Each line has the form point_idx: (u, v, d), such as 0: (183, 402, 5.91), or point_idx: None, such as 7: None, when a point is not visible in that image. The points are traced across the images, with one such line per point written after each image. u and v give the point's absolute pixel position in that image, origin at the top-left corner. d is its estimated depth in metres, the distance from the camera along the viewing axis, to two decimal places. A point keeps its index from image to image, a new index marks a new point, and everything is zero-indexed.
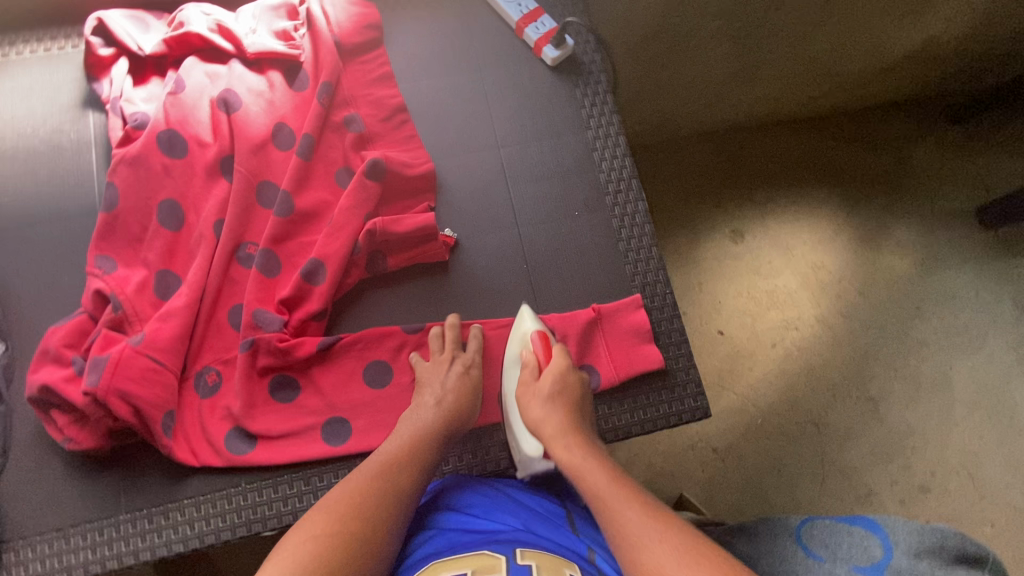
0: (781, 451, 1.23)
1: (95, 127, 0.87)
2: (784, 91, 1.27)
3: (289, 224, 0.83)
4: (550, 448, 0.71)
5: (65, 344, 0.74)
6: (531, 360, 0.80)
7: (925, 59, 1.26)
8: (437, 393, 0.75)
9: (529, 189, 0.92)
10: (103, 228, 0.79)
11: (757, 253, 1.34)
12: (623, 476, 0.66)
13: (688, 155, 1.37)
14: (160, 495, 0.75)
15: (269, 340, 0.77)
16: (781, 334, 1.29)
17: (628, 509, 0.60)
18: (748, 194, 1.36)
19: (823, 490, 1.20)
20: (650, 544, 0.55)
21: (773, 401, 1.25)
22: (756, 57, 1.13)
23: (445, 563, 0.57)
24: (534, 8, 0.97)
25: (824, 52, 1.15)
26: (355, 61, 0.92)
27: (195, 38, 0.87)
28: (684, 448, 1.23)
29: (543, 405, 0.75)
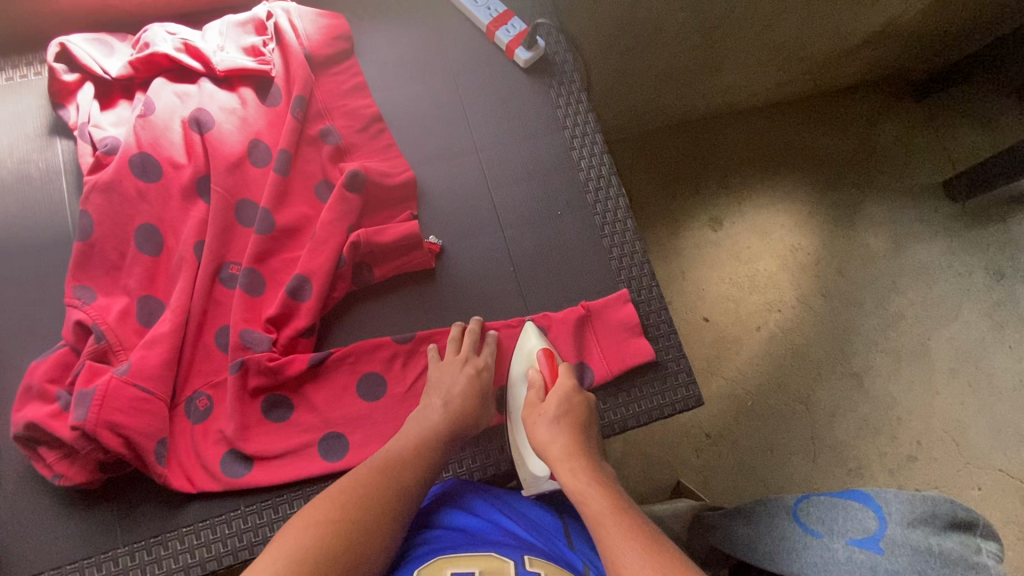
0: (773, 432, 1.25)
1: (64, 154, 0.85)
2: (753, 78, 1.29)
3: (271, 241, 0.82)
4: (555, 470, 0.70)
5: (49, 379, 0.72)
6: (538, 379, 0.80)
7: (885, 39, 1.29)
8: (449, 394, 0.75)
9: (510, 191, 0.92)
10: (80, 258, 0.77)
11: (737, 239, 1.36)
12: (626, 506, 0.63)
13: (664, 146, 1.39)
14: (158, 524, 0.74)
15: (259, 360, 0.77)
16: (765, 317, 1.31)
17: (625, 540, 0.57)
18: (725, 181, 1.39)
19: (816, 467, 1.23)
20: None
21: (762, 384, 1.28)
22: (724, 46, 1.15)
23: (454, 558, 0.58)
24: (503, 11, 0.97)
25: (789, 37, 1.17)
26: (327, 73, 0.92)
27: (162, 59, 0.86)
28: (679, 436, 1.24)
29: (548, 427, 0.73)
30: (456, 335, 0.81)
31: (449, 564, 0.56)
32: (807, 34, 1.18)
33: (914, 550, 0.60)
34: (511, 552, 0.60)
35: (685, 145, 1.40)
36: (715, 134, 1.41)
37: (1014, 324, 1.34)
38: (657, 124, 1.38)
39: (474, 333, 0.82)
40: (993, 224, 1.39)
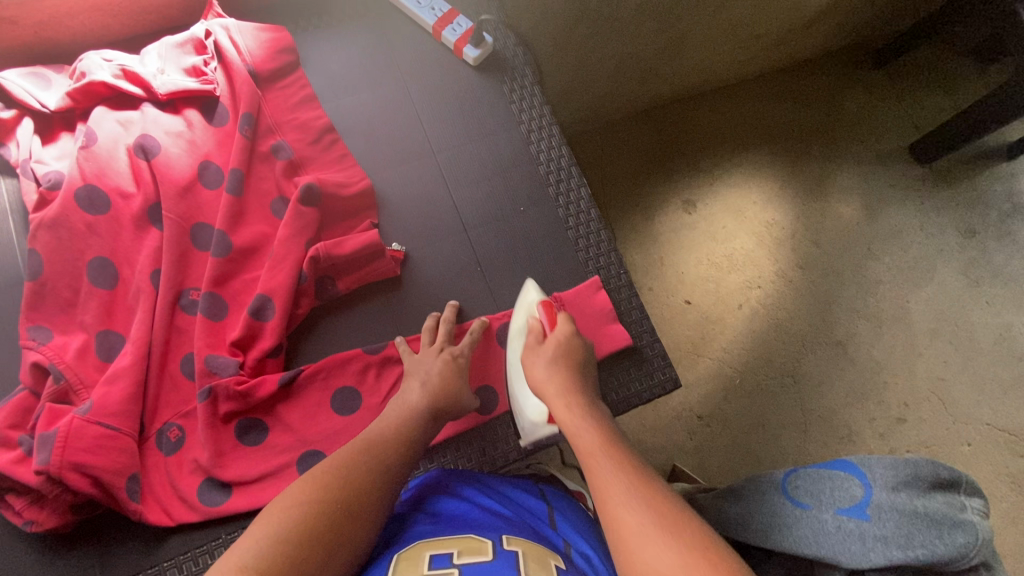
0: (763, 408, 1.26)
1: (8, 192, 0.83)
2: (712, 59, 1.30)
3: (229, 263, 0.80)
4: (551, 407, 0.72)
5: (10, 426, 0.70)
6: (536, 326, 0.80)
7: (840, 9, 1.29)
8: (427, 378, 0.74)
9: (472, 191, 0.91)
10: (32, 298, 0.75)
11: (711, 219, 1.36)
12: (617, 441, 0.65)
13: (629, 134, 1.40)
14: (138, 562, 0.72)
15: (227, 385, 0.75)
16: (746, 295, 1.32)
17: (616, 474, 0.59)
18: (694, 164, 1.39)
19: (807, 438, 1.24)
20: (629, 505, 0.55)
21: (747, 360, 1.28)
22: (681, 30, 1.14)
23: (433, 543, 0.57)
24: (448, 10, 0.96)
25: (747, 17, 1.18)
26: (274, 88, 0.90)
27: (100, 86, 0.83)
28: (669, 420, 1.25)
29: (545, 367, 0.75)
30: (433, 324, 0.82)
31: (429, 547, 0.57)
32: (765, 13, 1.19)
33: (901, 513, 0.60)
34: (491, 533, 0.60)
35: (650, 132, 1.40)
36: (678, 119, 1.41)
37: (989, 279, 1.35)
38: (621, 114, 1.38)
39: (449, 320, 0.82)
40: (961, 182, 1.41)
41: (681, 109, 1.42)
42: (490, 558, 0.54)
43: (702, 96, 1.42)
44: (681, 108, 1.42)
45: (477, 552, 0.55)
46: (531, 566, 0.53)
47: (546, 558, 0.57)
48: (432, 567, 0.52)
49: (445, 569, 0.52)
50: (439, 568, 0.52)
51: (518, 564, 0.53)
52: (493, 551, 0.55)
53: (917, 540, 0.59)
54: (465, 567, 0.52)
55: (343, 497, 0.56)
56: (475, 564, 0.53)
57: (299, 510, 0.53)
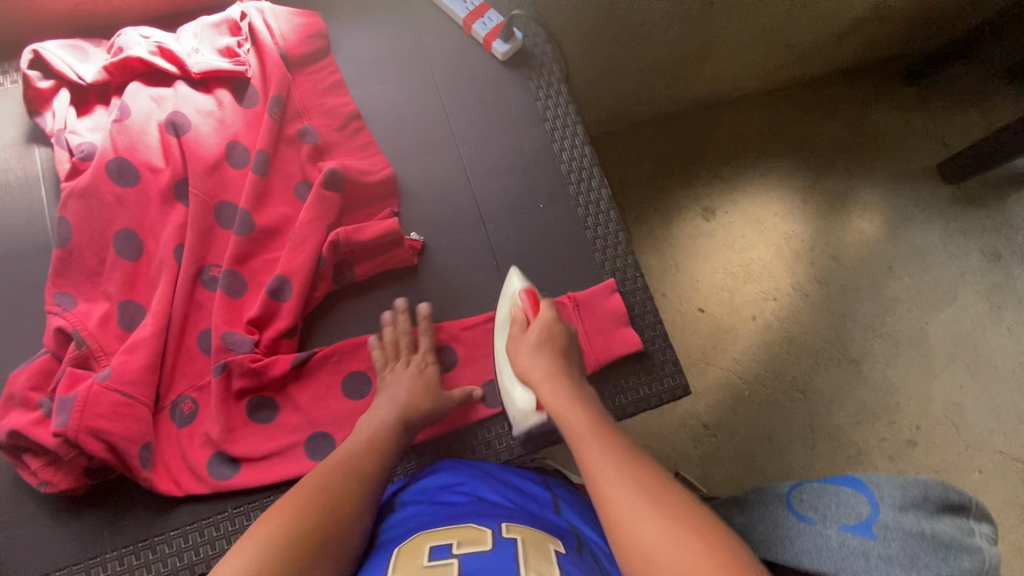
0: (770, 420, 1.25)
1: (42, 161, 0.85)
2: (740, 66, 1.30)
3: (251, 242, 0.82)
4: (537, 389, 0.73)
5: (31, 387, 0.72)
6: (520, 315, 0.82)
7: (873, 21, 1.29)
8: (396, 393, 0.75)
9: (492, 185, 0.92)
10: (60, 265, 0.77)
11: (730, 228, 1.35)
12: (603, 420, 0.67)
13: (654, 137, 1.39)
14: (146, 529, 0.74)
15: (241, 362, 0.76)
16: (760, 306, 1.31)
17: (604, 450, 0.60)
18: (716, 172, 1.38)
19: (814, 454, 1.23)
20: (617, 478, 0.56)
21: (757, 371, 1.27)
22: (712, 32, 1.17)
23: (433, 534, 0.58)
24: (479, 4, 0.97)
25: (777, 22, 1.19)
26: (304, 72, 0.91)
27: (136, 62, 0.85)
28: (674, 427, 1.24)
29: (530, 354, 0.76)
30: (391, 334, 0.81)
31: (427, 539, 0.57)
32: (795, 13, 1.18)
33: (907, 533, 0.60)
34: (491, 522, 0.60)
35: (674, 135, 1.39)
36: (704, 124, 1.40)
37: (1011, 305, 1.33)
38: (645, 116, 1.38)
39: (406, 329, 0.82)
40: (989, 206, 1.38)
41: (708, 115, 1.41)
42: (488, 547, 0.54)
43: (729, 102, 1.41)
44: (709, 114, 1.41)
45: (477, 541, 0.56)
46: (530, 552, 0.54)
47: (546, 543, 0.57)
48: (431, 558, 0.53)
49: (444, 560, 0.52)
50: (438, 559, 0.53)
51: (518, 551, 0.54)
52: (492, 540, 0.56)
53: (921, 561, 0.57)
54: (464, 556, 0.53)
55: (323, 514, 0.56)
56: (473, 554, 0.53)
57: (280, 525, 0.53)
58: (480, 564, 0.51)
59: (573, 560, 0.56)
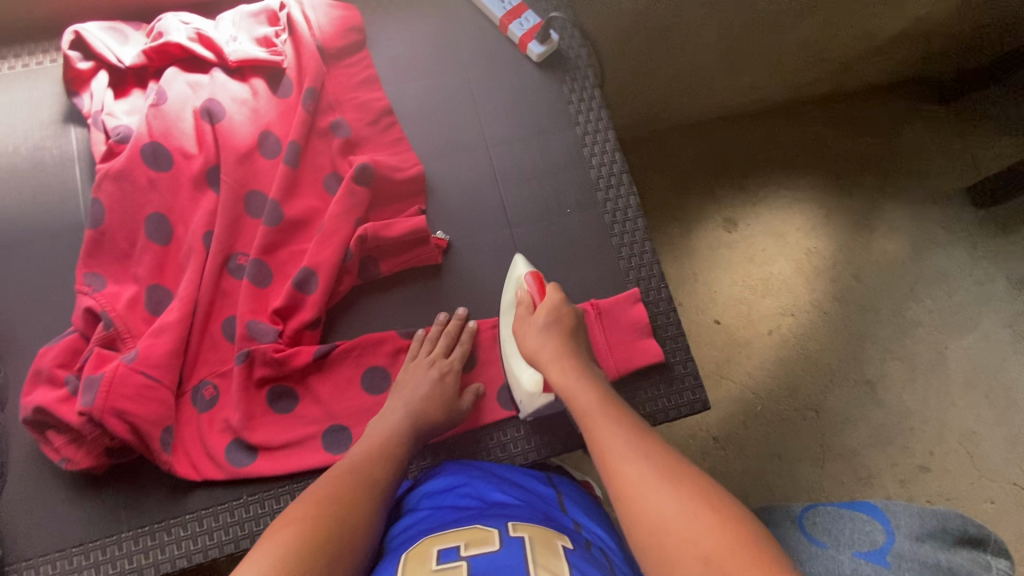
0: (781, 437, 1.23)
1: (78, 141, 0.86)
2: (772, 77, 1.28)
3: (279, 232, 0.82)
4: (547, 371, 0.73)
5: (58, 365, 0.73)
6: (526, 298, 0.81)
7: (912, 36, 1.26)
8: (413, 398, 0.76)
9: (520, 188, 0.91)
10: (91, 245, 0.78)
11: (751, 239, 1.34)
12: (613, 399, 0.68)
13: (679, 145, 1.37)
14: (162, 511, 0.75)
15: (264, 351, 0.77)
16: (777, 321, 1.29)
17: (614, 428, 0.62)
18: (740, 183, 1.36)
19: (824, 474, 1.21)
20: (627, 456, 0.57)
21: (771, 387, 1.26)
22: (745, 43, 1.16)
23: (439, 537, 0.58)
24: (517, 4, 0.96)
25: (812, 35, 1.18)
26: (339, 65, 0.91)
27: (175, 48, 0.86)
28: (684, 438, 1.23)
29: (538, 335, 0.76)
30: (433, 334, 0.82)
31: (435, 541, 0.57)
32: (830, 29, 1.17)
33: (925, 562, 0.60)
34: (497, 522, 0.60)
35: (700, 144, 1.37)
36: (731, 135, 1.38)
37: None
38: (672, 123, 1.37)
39: (451, 333, 0.82)
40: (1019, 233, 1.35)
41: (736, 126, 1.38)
42: (495, 548, 0.54)
43: (759, 114, 1.39)
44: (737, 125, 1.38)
45: (484, 542, 0.56)
46: (538, 550, 0.54)
47: (553, 540, 0.57)
48: (441, 561, 0.53)
49: (453, 562, 0.52)
50: (447, 561, 0.53)
51: (525, 549, 0.54)
52: (499, 539, 0.56)
53: None
54: (472, 558, 0.53)
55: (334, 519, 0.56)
56: (481, 555, 0.53)
57: (292, 535, 0.53)
58: (489, 564, 0.51)
59: (580, 556, 0.56)
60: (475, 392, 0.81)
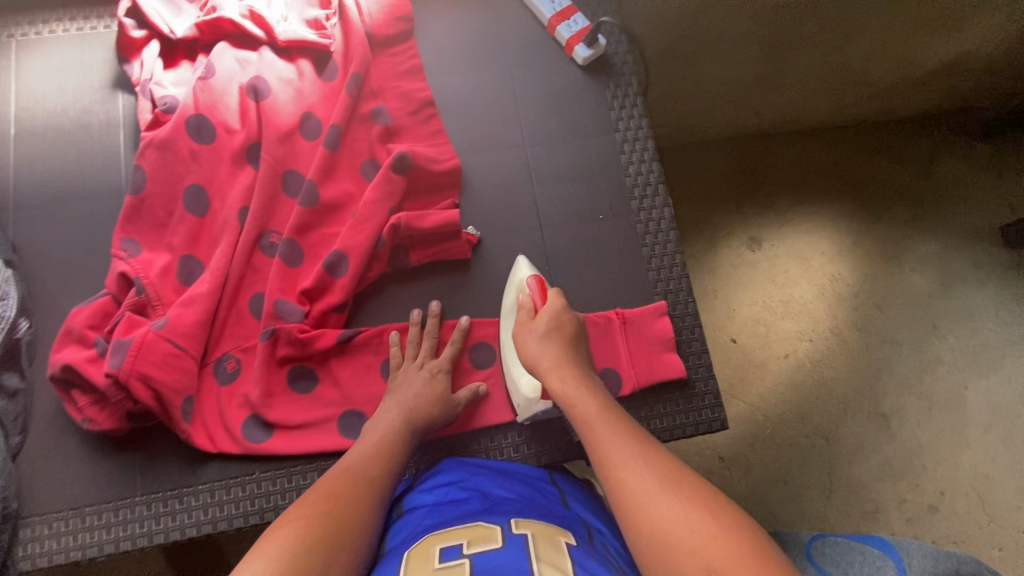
0: (789, 463, 1.21)
1: (124, 108, 0.87)
2: (810, 97, 1.26)
3: (313, 214, 0.82)
4: (546, 381, 0.74)
5: (89, 326, 0.74)
6: (528, 302, 0.81)
7: (959, 69, 1.23)
8: (406, 397, 0.75)
9: (554, 189, 0.91)
10: (130, 211, 0.79)
11: (775, 261, 1.31)
12: (611, 406, 0.71)
13: (708, 158, 1.35)
14: (176, 478, 0.76)
15: (290, 331, 0.77)
16: (794, 345, 1.27)
17: (615, 436, 0.65)
18: (767, 203, 1.34)
19: (829, 504, 1.19)
20: (628, 465, 0.61)
21: (783, 412, 1.24)
22: (787, 60, 1.15)
23: (441, 536, 0.58)
24: (567, 6, 0.96)
25: (858, 60, 1.16)
26: (385, 53, 0.91)
27: (227, 23, 0.86)
28: (690, 454, 1.22)
29: (539, 342, 0.76)
30: (416, 337, 0.81)
31: (437, 540, 0.57)
32: (877, 54, 1.16)
33: None
34: (499, 520, 0.60)
35: (728, 161, 1.35)
36: (760, 154, 1.36)
37: None
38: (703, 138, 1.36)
39: (433, 333, 0.82)
40: None
41: (767, 143, 1.37)
42: (498, 546, 0.54)
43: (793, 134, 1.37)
44: (768, 142, 1.37)
45: (488, 539, 0.56)
46: (541, 547, 0.54)
47: (556, 536, 0.57)
48: (443, 560, 0.52)
49: (456, 560, 0.52)
50: (450, 560, 0.52)
51: (528, 546, 0.53)
52: (502, 537, 0.56)
53: None
54: (475, 556, 0.52)
55: (332, 525, 0.57)
56: (484, 552, 0.53)
57: (291, 538, 0.54)
58: (492, 561, 0.51)
59: (585, 551, 0.56)
60: (473, 390, 0.80)
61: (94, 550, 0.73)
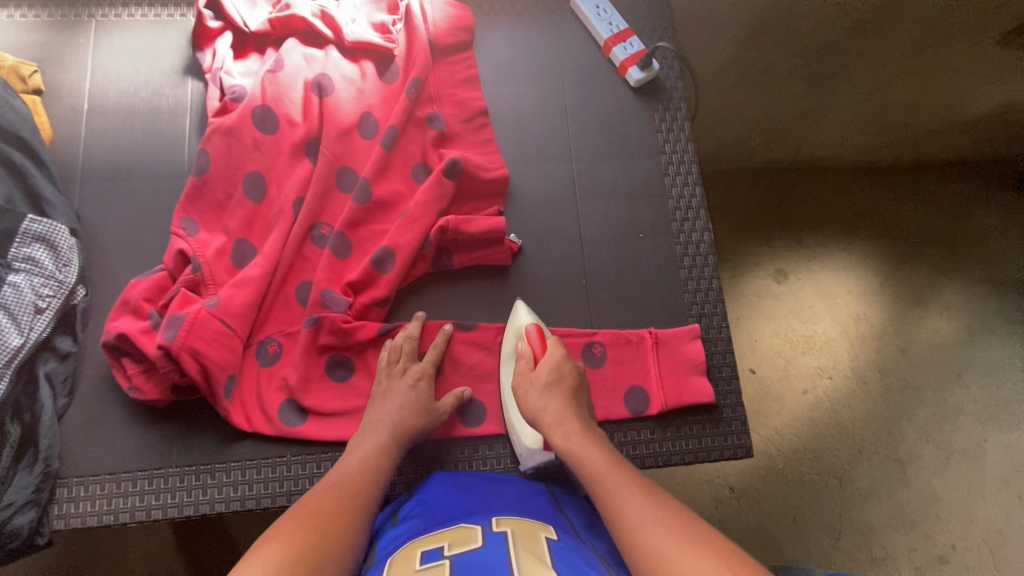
0: (799, 500, 1.20)
1: (193, 94, 0.91)
2: (848, 137, 1.28)
3: (365, 210, 0.85)
4: (550, 435, 0.72)
5: (145, 298, 0.77)
6: (527, 351, 0.81)
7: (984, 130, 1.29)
8: (392, 409, 0.75)
9: (598, 205, 0.93)
10: (192, 192, 0.82)
11: (800, 295, 1.31)
12: (621, 462, 0.67)
13: (741, 188, 1.32)
14: (211, 454, 0.78)
15: (334, 320, 0.80)
16: (814, 381, 1.26)
17: (627, 494, 0.61)
18: (798, 238, 1.33)
19: (837, 545, 1.18)
20: (646, 526, 0.57)
21: (797, 447, 1.23)
22: (830, 95, 1.21)
23: (425, 539, 0.60)
24: (624, 28, 0.98)
25: (896, 104, 1.22)
26: (445, 61, 0.94)
27: (299, 21, 0.90)
28: (700, 482, 1.20)
29: (541, 394, 0.75)
30: (399, 343, 0.81)
31: (420, 544, 0.59)
32: (915, 104, 1.21)
33: None
34: (482, 521, 0.62)
35: (761, 190, 1.32)
36: (796, 187, 1.33)
37: None
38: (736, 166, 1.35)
39: (416, 337, 0.82)
40: None
41: (806, 179, 1.33)
42: (479, 544, 0.56)
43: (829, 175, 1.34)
44: (807, 178, 1.34)
45: (469, 539, 0.58)
46: (520, 544, 0.56)
47: (537, 533, 0.59)
48: (424, 561, 0.55)
49: (437, 561, 0.54)
50: (431, 561, 0.54)
51: (507, 544, 0.55)
52: (483, 536, 0.58)
53: None
54: (456, 555, 0.54)
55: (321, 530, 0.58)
56: (464, 552, 0.55)
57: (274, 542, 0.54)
58: (472, 559, 0.53)
59: (564, 546, 0.58)
60: (458, 395, 0.81)
61: (126, 515, 0.76)
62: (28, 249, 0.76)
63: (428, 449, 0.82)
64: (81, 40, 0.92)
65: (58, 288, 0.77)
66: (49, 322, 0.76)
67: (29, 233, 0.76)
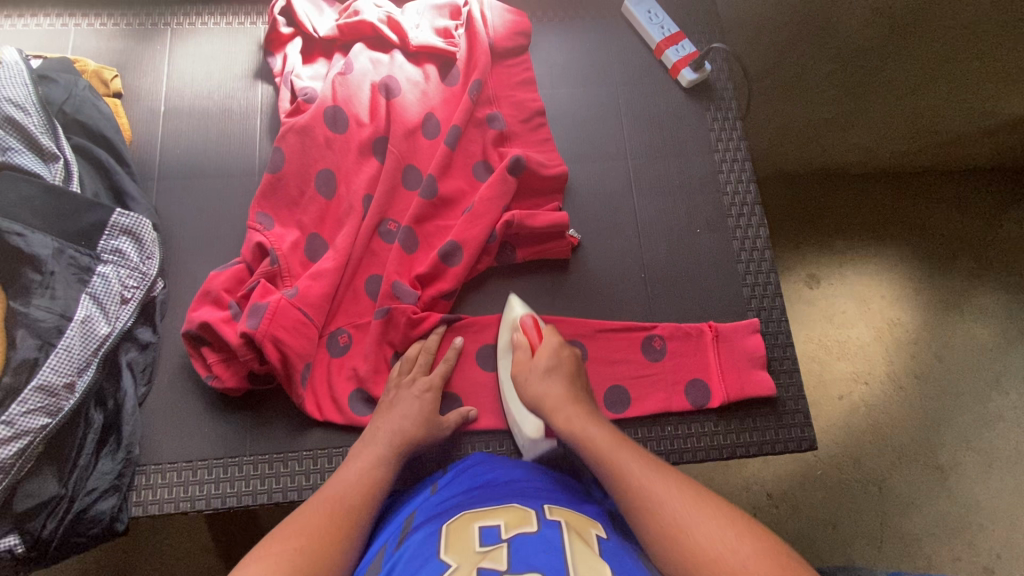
0: (839, 508, 1.18)
1: (263, 96, 0.95)
2: (879, 141, 1.27)
3: (431, 206, 0.88)
4: (551, 418, 0.71)
5: (225, 289, 0.80)
6: (524, 341, 0.81)
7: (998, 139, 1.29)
8: (396, 416, 0.75)
9: (652, 203, 0.94)
10: (268, 188, 0.85)
11: (834, 300, 1.30)
12: (621, 438, 0.67)
13: (766, 195, 1.34)
14: (283, 443, 0.80)
15: (405, 312, 0.82)
16: (851, 387, 1.26)
17: (631, 464, 0.62)
18: (828, 240, 1.32)
19: (880, 555, 1.16)
20: (653, 497, 0.57)
21: (835, 453, 1.22)
22: (867, 83, 1.14)
23: (477, 514, 0.57)
24: (675, 32, 1.01)
25: (927, 109, 1.19)
26: (503, 64, 0.98)
27: (366, 26, 0.94)
28: (738, 488, 1.18)
29: (541, 380, 0.75)
30: (412, 354, 0.82)
31: (474, 518, 0.57)
32: (944, 103, 1.18)
33: None
34: (533, 504, 0.60)
35: (786, 196, 1.34)
36: (824, 194, 1.34)
37: None
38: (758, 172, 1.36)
39: (430, 348, 0.82)
40: None
41: (830, 188, 1.35)
42: (535, 529, 0.53)
43: (852, 178, 1.36)
44: (831, 187, 1.35)
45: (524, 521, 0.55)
46: (576, 537, 0.52)
47: (588, 529, 0.56)
48: (483, 541, 0.52)
49: (495, 543, 0.52)
50: (489, 542, 0.52)
51: (565, 536, 0.52)
52: (538, 521, 0.55)
53: None
54: (513, 539, 0.52)
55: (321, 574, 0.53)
56: (522, 535, 0.52)
57: None
58: (530, 547, 0.50)
59: (614, 546, 0.55)
60: (463, 414, 0.80)
61: (201, 503, 0.77)
62: (115, 241, 0.80)
63: (492, 439, 0.83)
64: (157, 47, 0.97)
65: (141, 279, 0.81)
66: (133, 313, 0.79)
67: (117, 226, 0.80)
